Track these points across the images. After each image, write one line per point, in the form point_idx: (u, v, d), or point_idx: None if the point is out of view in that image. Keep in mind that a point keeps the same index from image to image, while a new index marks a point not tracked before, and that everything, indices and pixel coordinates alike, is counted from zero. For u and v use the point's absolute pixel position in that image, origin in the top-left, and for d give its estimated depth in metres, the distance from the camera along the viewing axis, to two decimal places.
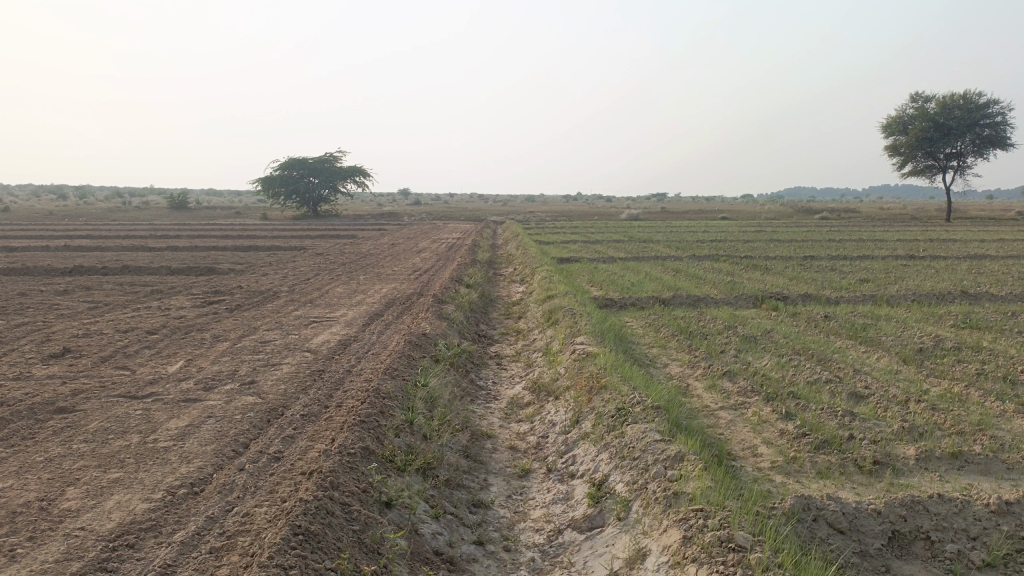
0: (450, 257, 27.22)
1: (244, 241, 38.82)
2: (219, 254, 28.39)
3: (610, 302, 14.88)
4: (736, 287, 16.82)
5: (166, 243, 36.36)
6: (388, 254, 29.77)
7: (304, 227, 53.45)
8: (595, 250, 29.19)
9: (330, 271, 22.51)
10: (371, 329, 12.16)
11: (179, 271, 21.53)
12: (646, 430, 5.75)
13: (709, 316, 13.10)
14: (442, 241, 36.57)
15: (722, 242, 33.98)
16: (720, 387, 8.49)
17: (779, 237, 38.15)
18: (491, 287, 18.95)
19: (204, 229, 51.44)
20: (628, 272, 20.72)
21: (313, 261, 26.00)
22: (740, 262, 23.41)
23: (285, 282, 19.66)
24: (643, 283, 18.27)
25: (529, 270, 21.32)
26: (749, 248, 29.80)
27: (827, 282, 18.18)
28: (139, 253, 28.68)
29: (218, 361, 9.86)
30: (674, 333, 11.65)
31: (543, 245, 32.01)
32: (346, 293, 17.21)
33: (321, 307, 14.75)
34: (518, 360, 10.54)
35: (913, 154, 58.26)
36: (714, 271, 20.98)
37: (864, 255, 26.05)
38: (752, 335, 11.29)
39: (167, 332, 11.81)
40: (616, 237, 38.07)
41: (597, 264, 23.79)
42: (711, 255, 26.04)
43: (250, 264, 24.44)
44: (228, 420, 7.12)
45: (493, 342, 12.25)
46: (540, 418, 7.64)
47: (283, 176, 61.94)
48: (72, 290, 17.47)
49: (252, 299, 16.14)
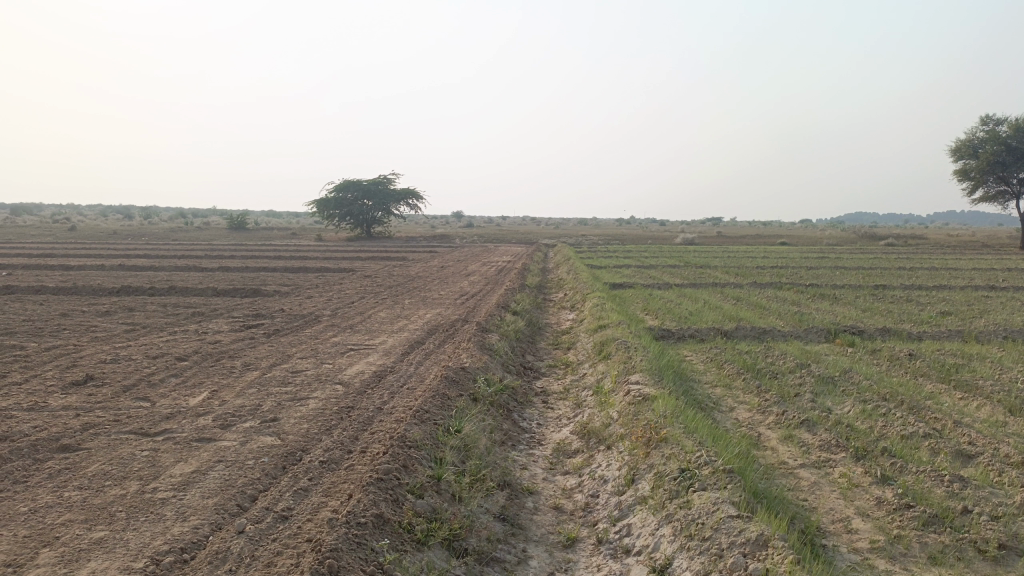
0: (499, 281, 26.42)
1: (295, 262, 38.84)
2: (268, 275, 28.20)
3: (668, 334, 13.83)
4: (805, 319, 15.58)
5: (218, 263, 36.62)
6: (437, 277, 29.17)
7: (356, 249, 53.53)
8: (649, 276, 28.09)
9: (376, 294, 21.94)
10: (410, 360, 11.39)
11: (225, 293, 21.22)
12: (718, 503, 4.76)
13: (777, 352, 11.96)
14: (492, 264, 35.89)
15: (783, 269, 32.44)
16: (797, 440, 7.40)
17: (844, 265, 36.39)
18: (540, 314, 18.08)
19: (259, 250, 51.90)
20: (685, 301, 19.59)
21: (360, 283, 25.53)
22: (806, 290, 22.04)
23: (329, 305, 19.11)
24: (702, 312, 17.14)
25: (580, 296, 20.38)
26: (812, 276, 28.28)
27: (904, 314, 16.77)
28: (190, 273, 28.71)
29: (243, 393, 9.17)
30: (740, 370, 10.57)
31: (595, 269, 31.04)
32: (389, 318, 16.53)
33: (361, 334, 14.06)
34: (567, 398, 9.60)
35: (985, 178, 55.57)
36: (778, 300, 19.71)
37: (940, 286, 24.33)
38: (829, 376, 10.13)
39: (197, 359, 11.22)
40: (671, 262, 36.83)
41: (652, 290, 22.70)
42: (773, 283, 24.67)
43: (296, 286, 24.06)
44: (239, 465, 6.37)
45: (540, 375, 11.33)
46: (589, 471, 6.69)
47: (337, 197, 62.39)
48: (114, 311, 17.22)
49: (292, 323, 15.57)
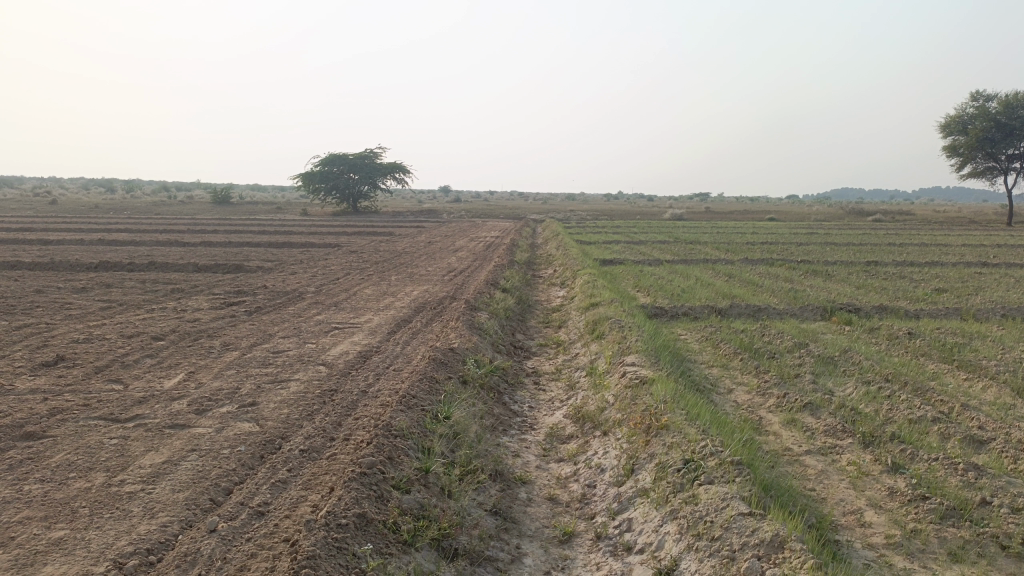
0: (487, 257, 26.02)
1: (279, 237, 38.25)
2: (252, 251, 27.64)
3: (661, 312, 13.51)
4: (799, 296, 15.30)
5: (200, 238, 35.95)
6: (424, 252, 28.70)
7: (342, 223, 52.86)
8: (639, 252, 27.76)
9: (362, 270, 21.48)
10: (396, 339, 11.01)
11: (206, 269, 20.70)
12: (728, 499, 4.43)
13: (774, 330, 11.67)
14: (480, 239, 35.43)
15: (774, 245, 32.20)
16: (800, 424, 7.09)
17: (834, 241, 36.20)
18: (529, 291, 17.71)
19: (243, 224, 51.12)
20: (677, 277, 19.28)
21: (345, 259, 25.05)
22: (798, 267, 21.77)
23: (313, 281, 18.65)
24: (695, 289, 16.82)
25: (570, 272, 20.01)
26: (803, 252, 28.04)
27: (899, 291, 16.54)
28: (172, 249, 28.10)
29: (221, 375, 8.77)
30: (737, 349, 10.27)
31: (584, 245, 30.65)
32: (375, 295, 16.11)
33: (346, 312, 13.65)
34: (559, 380, 9.27)
35: (973, 154, 55.46)
36: (771, 277, 19.43)
37: (932, 262, 24.14)
38: (829, 356, 9.85)
39: (174, 339, 10.79)
40: (660, 238, 36.49)
41: (643, 266, 22.36)
42: (765, 259, 24.39)
43: (280, 261, 23.53)
44: (214, 455, 5.99)
45: (531, 355, 10.99)
46: (585, 458, 6.37)
47: (323, 171, 61.51)
48: (90, 288, 16.70)
49: (275, 300, 15.12)
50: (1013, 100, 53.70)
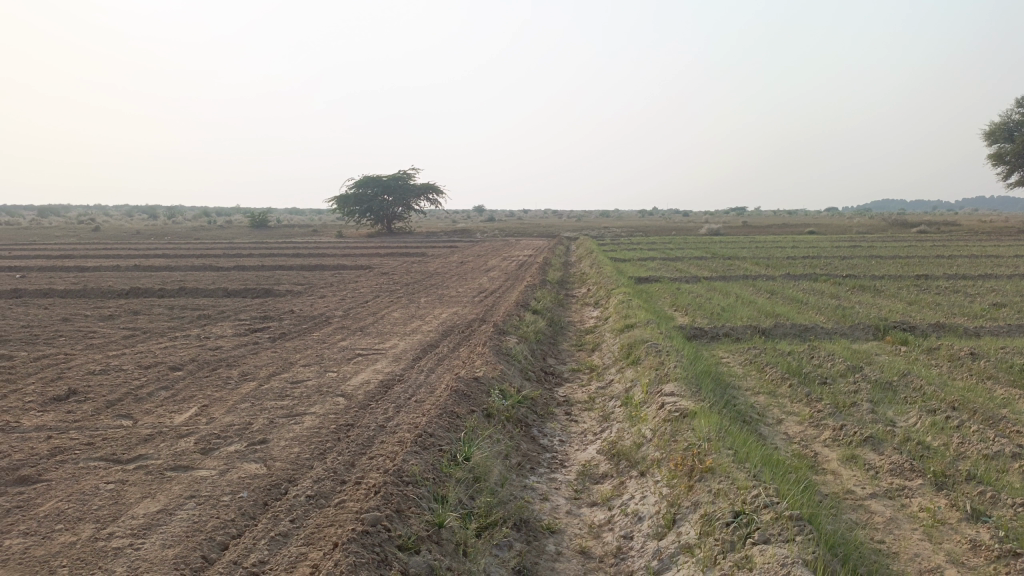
0: (520, 276, 25.51)
1: (312, 259, 38.28)
2: (283, 274, 27.48)
3: (701, 333, 12.80)
4: (848, 314, 14.47)
5: (233, 262, 36.10)
6: (456, 273, 28.27)
7: (375, 245, 52.86)
8: (675, 269, 27.01)
9: (392, 292, 21.10)
10: (421, 366, 10.48)
11: (235, 294, 20.47)
12: (790, 565, 3.78)
13: (823, 352, 10.90)
14: (512, 258, 34.95)
15: (816, 259, 31.19)
16: (862, 462, 6.37)
17: (878, 254, 35.01)
18: (562, 312, 17.11)
19: (278, 248, 51.36)
20: (716, 295, 18.53)
21: (376, 281, 24.73)
22: (843, 282, 20.83)
23: (341, 305, 18.29)
24: (735, 308, 16.06)
25: (604, 291, 19.37)
26: (847, 266, 27.00)
27: (954, 307, 15.58)
28: (205, 274, 28.09)
29: (234, 409, 8.32)
30: (785, 374, 9.54)
31: (619, 262, 30.01)
32: (402, 318, 15.64)
33: (372, 337, 13.18)
34: (592, 410, 8.64)
35: (1021, 162, 53.59)
36: (816, 293, 18.57)
37: (986, 274, 23.00)
38: (886, 381, 9.06)
39: (191, 369, 10.40)
40: (697, 254, 35.62)
41: (680, 284, 21.62)
42: (808, 275, 23.48)
43: (310, 284, 23.28)
44: (213, 504, 5.49)
45: (562, 382, 10.38)
46: (620, 503, 5.72)
47: (357, 194, 61.76)
48: (117, 315, 16.52)
49: (300, 325, 14.73)
50: None
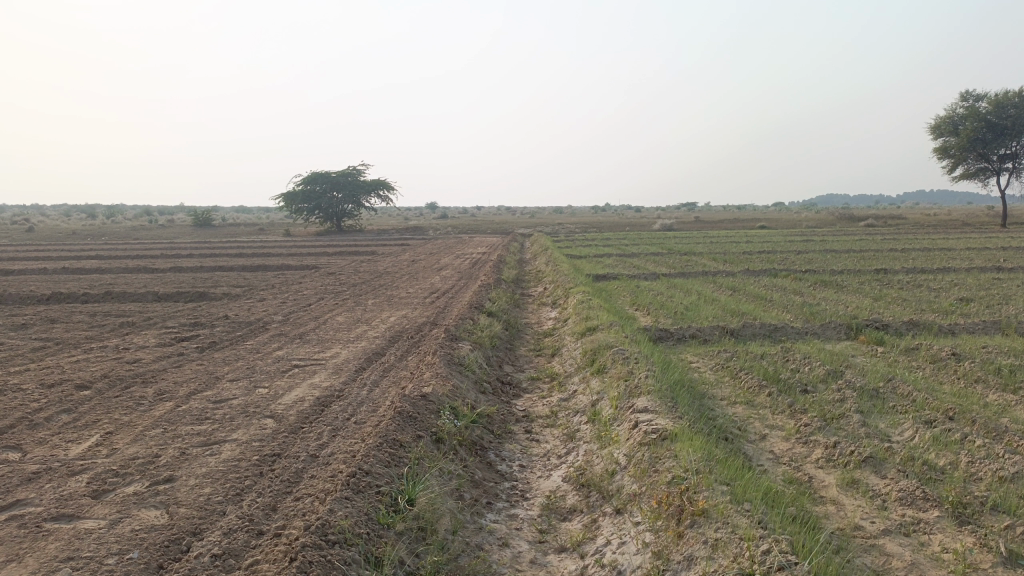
0: (473, 275, 24.50)
1: (255, 259, 36.66)
2: (223, 276, 25.96)
3: (666, 335, 12.00)
4: (816, 312, 13.86)
5: (170, 263, 34.30)
6: (407, 272, 27.11)
7: (325, 244, 51.25)
8: (632, 266, 26.34)
9: (338, 294, 19.93)
10: (364, 379, 9.43)
11: (167, 298, 19.02)
12: None
13: (799, 356, 10.18)
14: (465, 256, 33.97)
15: (772, 254, 30.87)
16: (865, 489, 5.59)
17: (832, 247, 34.94)
18: (518, 313, 16.18)
19: (222, 248, 49.37)
20: (677, 293, 17.84)
21: (321, 282, 23.46)
22: (805, 278, 20.36)
23: (281, 308, 17.06)
24: (699, 306, 15.35)
25: (562, 290, 18.51)
26: (804, 261, 26.67)
27: (922, 302, 15.12)
28: (138, 276, 26.44)
29: (142, 438, 7.16)
30: (762, 380, 8.77)
31: (575, 259, 29.26)
32: (346, 323, 14.51)
33: (311, 345, 12.05)
34: (555, 427, 7.73)
35: (965, 156, 54.55)
36: (779, 289, 18.02)
37: (943, 268, 22.80)
38: (872, 387, 8.35)
39: (100, 388, 9.16)
40: (652, 250, 35.09)
41: (638, 281, 20.89)
42: (767, 270, 22.99)
43: (251, 286, 21.94)
44: (94, 569, 4.41)
45: (521, 393, 9.45)
46: (594, 550, 4.82)
47: (305, 191, 59.89)
48: (32, 324, 15.04)
49: (234, 333, 13.50)
50: (1003, 100, 52.87)
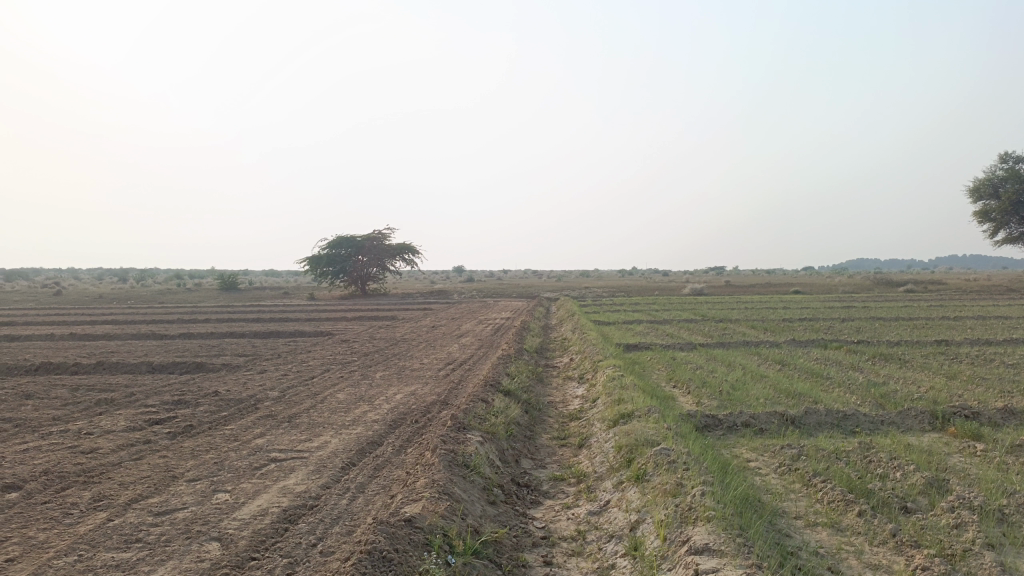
0: (494, 344, 22.88)
1: (271, 324, 35.47)
2: (231, 343, 24.58)
3: (714, 423, 10.18)
4: (885, 395, 11.97)
5: (183, 328, 33.20)
6: (424, 340, 25.54)
7: (346, 308, 50.10)
8: (666, 334, 24.54)
9: (346, 365, 18.37)
10: (348, 480, 7.71)
11: (162, 370, 17.55)
12: None
13: (882, 456, 8.31)
14: (489, 322, 32.39)
15: (815, 322, 28.83)
16: None
17: (876, 315, 32.81)
18: (541, 390, 14.42)
19: (243, 312, 48.39)
20: (719, 367, 16.00)
21: (332, 350, 21.98)
22: (859, 350, 18.42)
23: (280, 382, 15.50)
24: (746, 384, 13.51)
25: (590, 362, 16.76)
26: (852, 330, 24.74)
27: (1006, 382, 13.13)
28: (144, 343, 25.21)
29: (43, 571, 5.51)
30: (846, 494, 6.92)
31: (603, 326, 27.57)
32: (346, 401, 12.86)
33: (299, 429, 10.41)
34: (583, 559, 5.94)
35: (1007, 220, 52.34)
36: (833, 364, 16.12)
37: (1010, 340, 20.66)
38: (996, 504, 6.44)
39: (30, 491, 7.57)
40: (684, 317, 33.22)
41: (674, 353, 19.07)
42: (815, 341, 21.06)
43: (256, 356, 20.50)
44: None
45: (540, 503, 7.66)
46: None
47: (330, 255, 59.10)
48: (3, 400, 13.63)
49: (218, 414, 11.92)
50: None
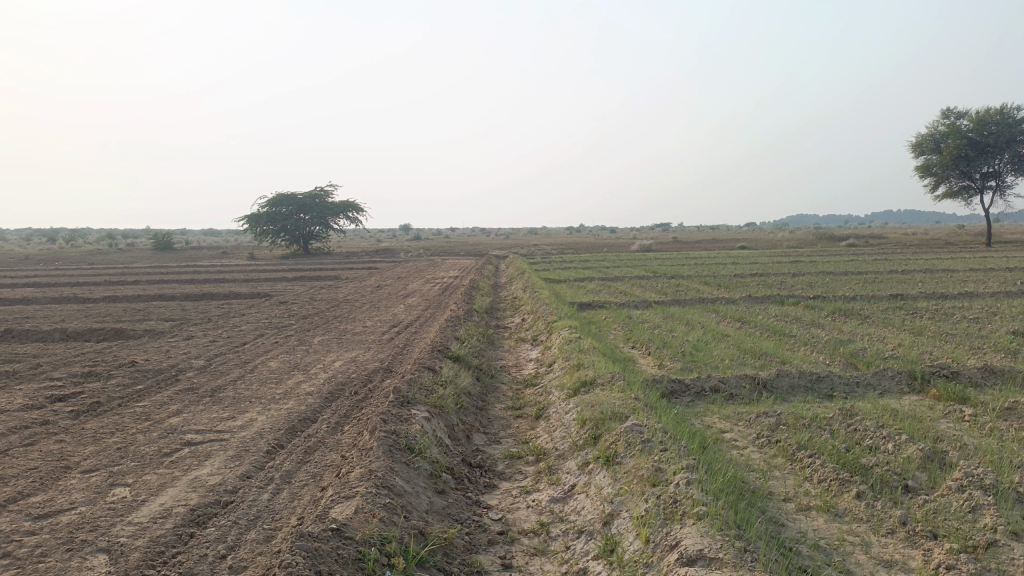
0: (441, 304, 21.83)
1: (206, 286, 33.67)
2: (160, 307, 22.99)
3: (681, 389, 9.37)
4: (855, 355, 11.38)
5: (109, 291, 31.20)
6: (368, 301, 24.28)
7: (287, 268, 48.23)
8: (619, 291, 23.86)
9: (282, 329, 17.11)
10: (273, 469, 6.63)
11: (76, 337, 16.00)
12: None
13: (868, 424, 7.62)
14: (436, 282, 31.28)
15: (767, 277, 28.52)
16: None
17: (826, 270, 32.70)
18: (493, 353, 13.48)
19: (179, 273, 46.16)
20: (678, 326, 15.29)
21: (269, 313, 20.61)
22: (817, 306, 17.97)
23: (208, 349, 14.20)
24: (709, 344, 12.80)
25: (544, 322, 15.86)
26: (805, 285, 24.44)
27: (973, 337, 12.72)
28: (62, 308, 23.41)
29: None
30: (839, 473, 6.17)
31: (554, 284, 26.73)
32: (278, 371, 11.67)
33: (222, 405, 9.22)
34: (548, 561, 5.04)
35: (947, 174, 53.07)
36: (794, 321, 15.57)
37: (963, 294, 20.51)
38: (1007, 481, 5.75)
39: None
40: (636, 273, 32.58)
41: (630, 311, 18.30)
42: (771, 296, 20.60)
43: (185, 320, 19.05)
44: None
45: (494, 488, 6.73)
46: None
47: (270, 212, 56.83)
48: None
49: (132, 388, 10.63)
50: (985, 117, 51.52)
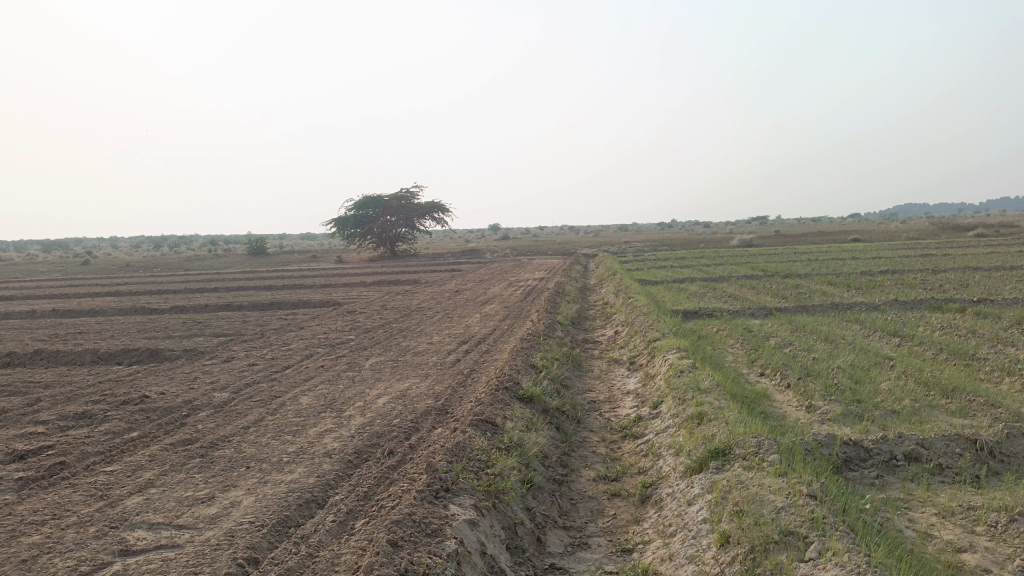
0: (522, 313, 19.06)
1: (282, 292, 32.15)
2: (220, 319, 21.19)
3: (859, 458, 6.29)
4: None
5: (181, 300, 29.99)
6: (442, 309, 21.77)
7: (369, 272, 46.59)
8: (728, 296, 20.47)
9: (337, 348, 14.76)
10: None
11: (107, 361, 14.11)
12: None
13: None
14: (520, 285, 28.63)
15: (902, 275, 24.35)
16: None
17: (969, 265, 27.99)
18: (580, 384, 10.61)
19: (262, 278, 45.30)
20: (817, 343, 11.99)
21: (330, 326, 18.36)
22: (990, 313, 14.23)
23: (240, 378, 11.91)
24: (870, 373, 9.53)
25: (643, 339, 12.86)
26: (957, 284, 20.43)
27: None
28: (123, 321, 21.94)
29: None
30: None
31: (651, 287, 23.54)
32: (306, 412, 9.17)
33: (206, 476, 6.73)
34: None
35: None
36: (971, 335, 12.03)
37: None
38: None
39: None
40: (744, 272, 28.89)
41: (747, 322, 15.06)
42: (923, 300, 16.83)
43: (236, 336, 17.01)
44: None
45: None
46: None
47: (356, 215, 55.59)
48: None
49: (118, 440, 8.32)
50: None
